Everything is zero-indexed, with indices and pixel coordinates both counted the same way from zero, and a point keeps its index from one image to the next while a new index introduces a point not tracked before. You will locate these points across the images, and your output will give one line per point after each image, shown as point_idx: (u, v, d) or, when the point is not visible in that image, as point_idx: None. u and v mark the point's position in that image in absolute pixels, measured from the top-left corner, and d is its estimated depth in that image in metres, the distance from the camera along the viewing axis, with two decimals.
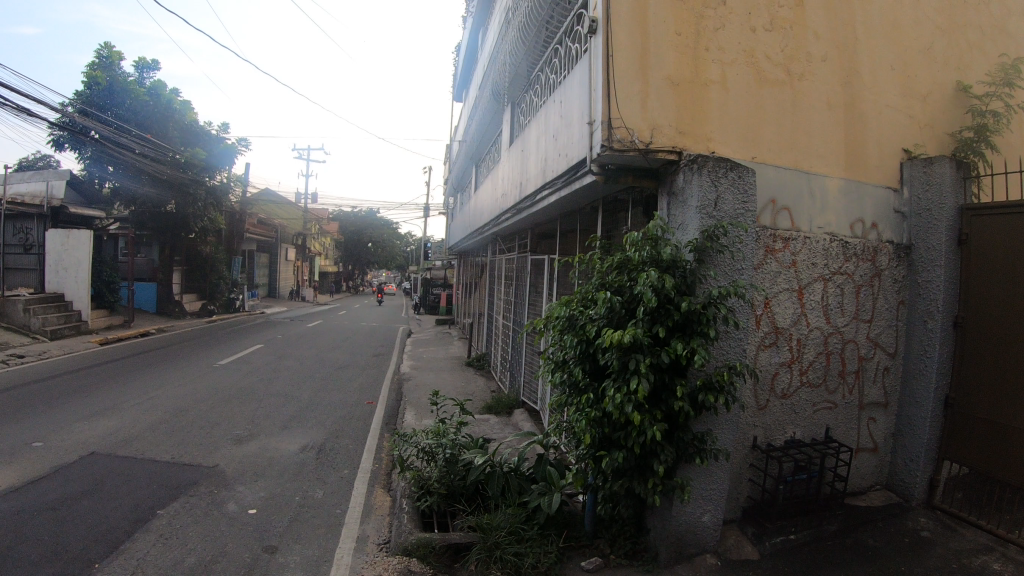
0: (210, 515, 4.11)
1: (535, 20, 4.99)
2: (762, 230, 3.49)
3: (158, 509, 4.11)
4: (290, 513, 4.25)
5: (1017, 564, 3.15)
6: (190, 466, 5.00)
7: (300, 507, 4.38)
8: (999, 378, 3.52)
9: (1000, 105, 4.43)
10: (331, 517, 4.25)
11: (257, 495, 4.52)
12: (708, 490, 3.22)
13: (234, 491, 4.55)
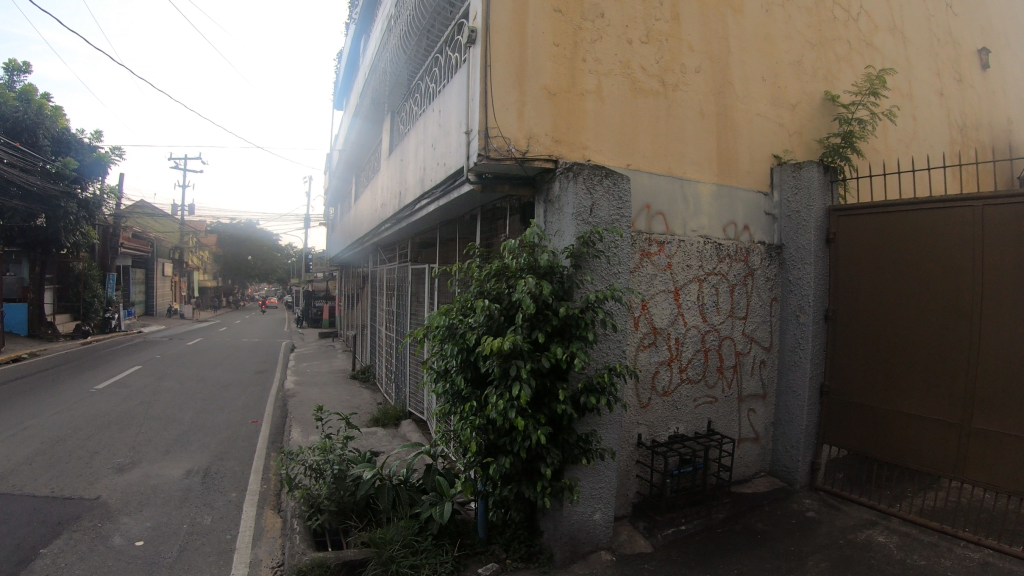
0: (95, 550, 3.77)
1: (414, 28, 4.90)
2: (637, 235, 3.52)
3: (40, 548, 3.73)
4: (180, 542, 3.96)
5: (899, 535, 3.36)
6: (70, 499, 4.59)
7: (190, 535, 4.09)
8: (875, 366, 3.80)
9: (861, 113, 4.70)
10: (222, 543, 3.99)
11: (145, 526, 4.19)
12: (597, 489, 3.22)
13: (120, 524, 4.20)
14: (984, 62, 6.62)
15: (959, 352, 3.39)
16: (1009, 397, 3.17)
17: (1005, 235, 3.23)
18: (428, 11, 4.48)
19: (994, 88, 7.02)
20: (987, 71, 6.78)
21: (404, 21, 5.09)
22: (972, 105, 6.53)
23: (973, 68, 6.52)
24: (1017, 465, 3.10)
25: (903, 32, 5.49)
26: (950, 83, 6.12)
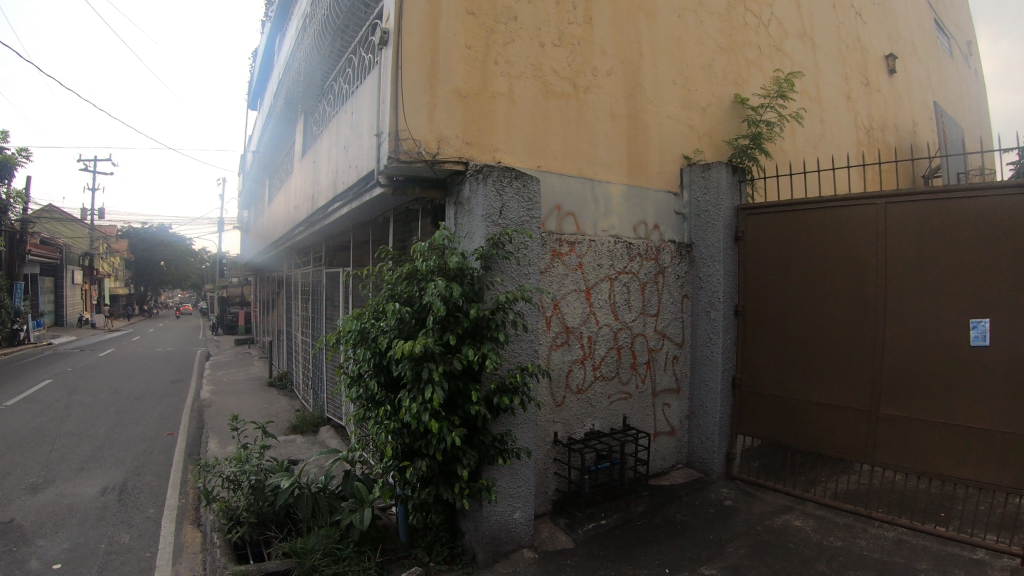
0: None
1: (329, 27, 4.81)
2: (548, 235, 3.56)
3: None
4: (99, 563, 3.79)
5: (813, 519, 3.52)
6: None
7: (108, 555, 3.92)
8: (783, 358, 3.97)
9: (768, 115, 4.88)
10: (142, 562, 3.84)
11: (61, 547, 3.99)
12: (515, 488, 3.25)
13: (34, 546, 3.99)
14: (892, 67, 7.09)
15: (865, 343, 3.59)
16: (914, 383, 3.39)
17: (905, 232, 3.45)
18: (342, 11, 4.42)
19: (900, 92, 7.43)
20: (885, 76, 7.14)
21: (319, 21, 5.00)
22: (879, 108, 6.89)
23: (879, 72, 6.91)
24: (925, 447, 3.33)
25: (812, 37, 5.73)
26: (857, 87, 6.43)
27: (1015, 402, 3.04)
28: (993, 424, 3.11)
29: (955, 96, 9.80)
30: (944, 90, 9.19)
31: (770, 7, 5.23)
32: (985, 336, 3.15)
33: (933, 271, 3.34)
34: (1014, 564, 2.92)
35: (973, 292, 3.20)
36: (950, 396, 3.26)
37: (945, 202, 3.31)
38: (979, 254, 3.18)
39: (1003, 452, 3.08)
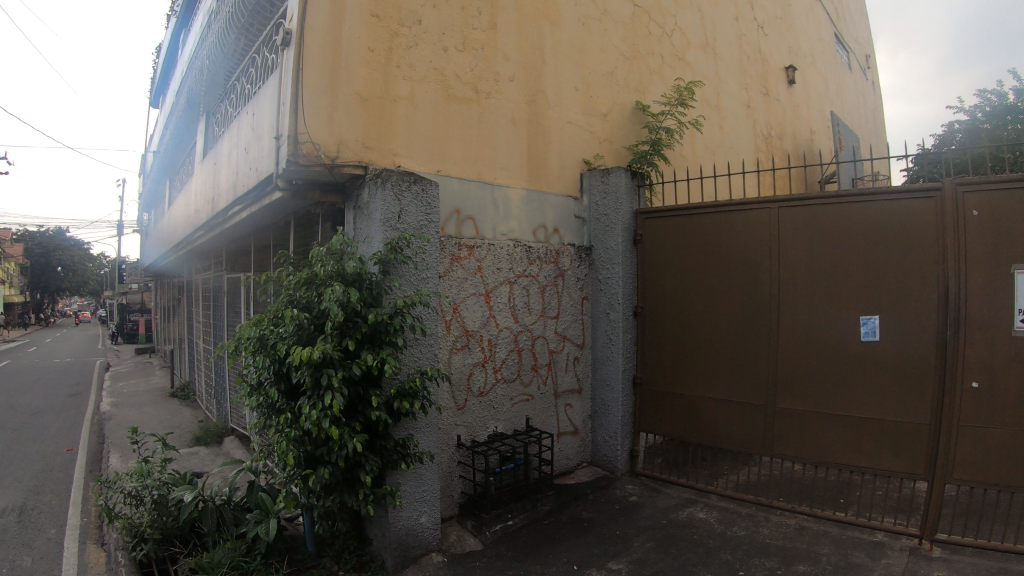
0: None
1: (232, 26, 4.68)
2: (446, 240, 3.55)
3: None
4: None
5: (716, 511, 3.65)
6: None
7: None
8: (681, 356, 4.11)
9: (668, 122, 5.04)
10: None
11: None
12: (419, 492, 3.26)
13: None
14: (791, 78, 7.43)
15: (760, 340, 3.76)
16: (808, 378, 3.58)
17: (797, 234, 3.64)
18: (245, 9, 4.32)
19: (799, 101, 7.79)
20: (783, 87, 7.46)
21: (223, 18, 4.86)
22: (778, 116, 7.20)
23: (779, 83, 7.21)
24: (820, 438, 3.52)
25: (714, 48, 5.94)
26: (757, 96, 6.70)
27: (903, 393, 3.28)
28: (884, 414, 3.33)
29: (850, 106, 10.33)
30: (841, 100, 9.68)
31: (673, 18, 5.40)
32: (874, 332, 3.37)
33: (825, 271, 3.55)
34: (910, 543, 3.19)
35: (863, 291, 3.42)
36: (843, 388, 3.47)
37: (835, 206, 3.52)
38: (867, 255, 3.41)
39: (895, 440, 3.30)
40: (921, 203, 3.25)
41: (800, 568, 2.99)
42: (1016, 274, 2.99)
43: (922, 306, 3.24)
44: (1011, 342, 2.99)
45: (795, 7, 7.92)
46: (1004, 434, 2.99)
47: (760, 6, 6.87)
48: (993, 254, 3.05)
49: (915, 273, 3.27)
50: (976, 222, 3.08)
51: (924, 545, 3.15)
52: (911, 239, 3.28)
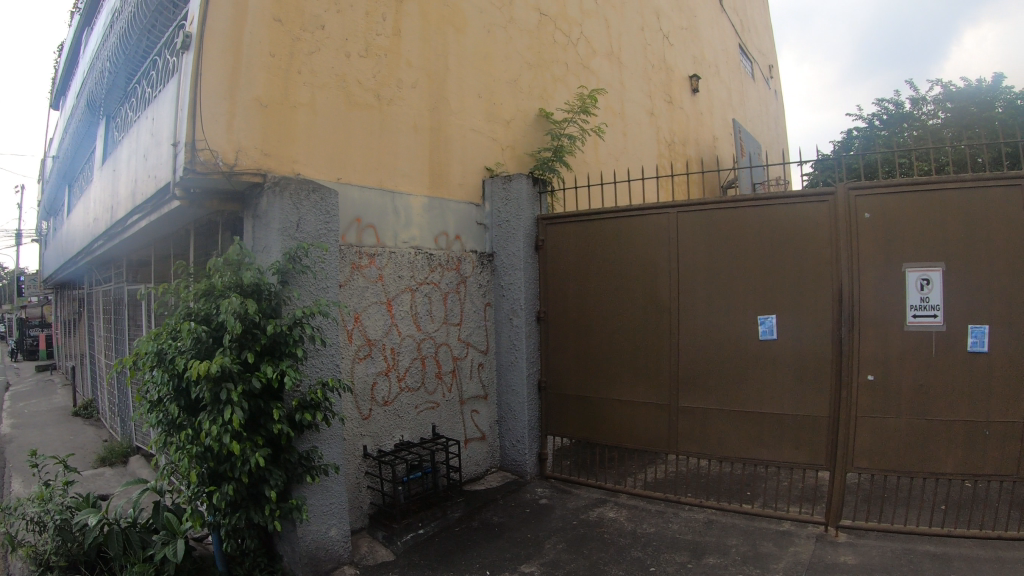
0: None
1: (132, 29, 4.53)
2: (346, 248, 3.49)
3: None
4: None
5: (625, 509, 3.72)
6: None
7: None
8: (584, 359, 4.17)
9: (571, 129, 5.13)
10: None
11: None
12: (327, 505, 3.22)
13: None
14: (694, 86, 7.68)
15: (661, 341, 3.86)
16: (709, 376, 3.70)
17: (694, 238, 3.77)
18: (146, 10, 4.18)
19: (702, 109, 8.06)
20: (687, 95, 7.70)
21: (123, 20, 4.69)
22: (681, 124, 7.42)
23: (682, 91, 7.44)
24: (722, 434, 3.65)
25: (618, 57, 6.09)
26: (660, 104, 6.89)
27: (800, 388, 3.46)
28: (783, 409, 3.49)
29: (753, 114, 10.74)
30: (744, 108, 10.05)
31: (579, 26, 5.52)
32: (772, 330, 3.53)
33: (721, 273, 3.68)
34: (817, 531, 3.37)
35: (759, 291, 3.57)
36: (742, 385, 3.60)
37: (730, 211, 3.66)
38: (762, 256, 3.56)
39: (794, 432, 3.46)
40: (815, 207, 3.43)
41: (709, 561, 3.08)
42: (908, 272, 3.21)
43: (816, 305, 3.42)
44: (902, 336, 3.22)
45: (700, 18, 8.19)
46: (900, 424, 3.24)
47: (665, 16, 7.08)
48: (884, 254, 3.26)
49: (808, 273, 3.44)
50: (868, 223, 3.28)
51: (830, 532, 3.34)
52: (805, 241, 3.45)
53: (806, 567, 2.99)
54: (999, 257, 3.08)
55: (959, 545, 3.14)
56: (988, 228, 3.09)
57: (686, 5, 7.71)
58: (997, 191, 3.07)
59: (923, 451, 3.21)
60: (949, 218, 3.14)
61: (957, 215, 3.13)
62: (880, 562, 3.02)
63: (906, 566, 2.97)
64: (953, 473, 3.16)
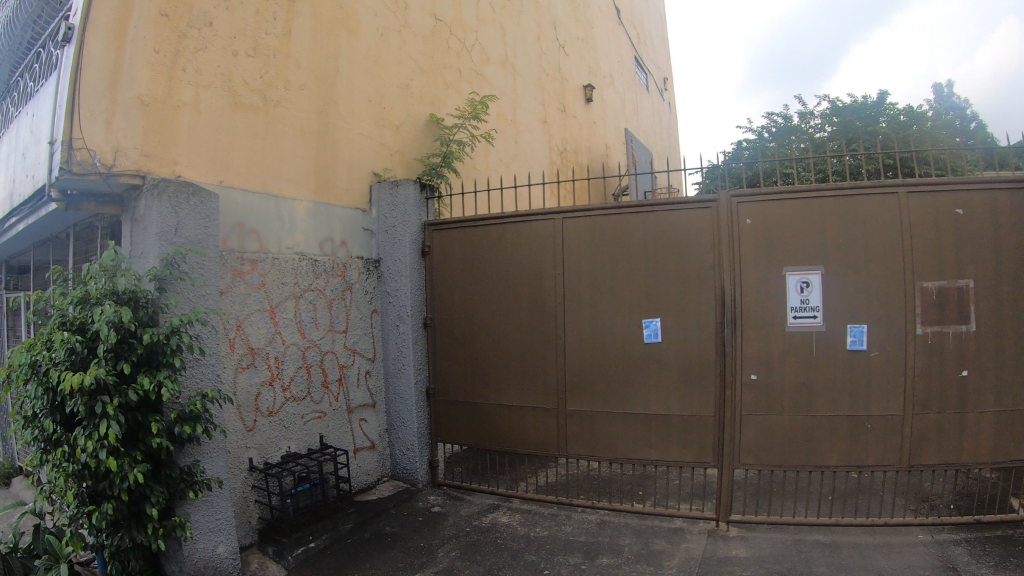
0: None
1: (10, 20, 4.25)
2: (226, 253, 3.37)
3: None
4: None
5: (519, 513, 3.74)
6: None
7: None
8: (472, 365, 4.15)
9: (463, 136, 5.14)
10: None
11: None
12: (213, 522, 3.10)
13: None
14: (587, 96, 7.85)
15: (549, 345, 3.90)
16: (597, 380, 3.76)
17: (580, 243, 3.83)
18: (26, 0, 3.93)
19: (595, 118, 8.24)
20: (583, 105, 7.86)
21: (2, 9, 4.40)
22: (574, 132, 7.55)
23: (575, 100, 7.59)
24: (611, 435, 3.71)
25: (512, 64, 6.16)
26: (553, 112, 6.99)
27: (685, 389, 3.56)
28: (670, 410, 3.58)
29: (648, 124, 11.06)
30: (638, 118, 10.33)
31: (474, 33, 5.60)
32: (657, 333, 3.62)
33: (606, 277, 3.76)
34: (708, 526, 3.46)
35: (643, 295, 3.66)
36: (629, 389, 3.68)
37: (615, 217, 3.74)
38: (647, 260, 3.65)
39: (681, 432, 3.56)
40: (697, 213, 3.55)
41: (602, 562, 3.12)
42: (788, 275, 3.41)
43: (698, 308, 3.55)
44: (784, 337, 3.42)
45: (597, 29, 8.41)
46: (783, 421, 3.41)
47: (561, 27, 7.27)
48: (765, 257, 3.44)
49: (691, 277, 3.57)
50: (749, 229, 3.46)
51: (721, 527, 3.44)
52: (688, 247, 3.57)
53: (698, 563, 3.07)
54: (875, 261, 3.35)
55: (848, 533, 3.34)
56: (866, 234, 3.35)
57: (583, 16, 7.93)
58: (873, 199, 3.34)
59: (805, 446, 3.40)
60: (827, 222, 3.38)
61: (837, 222, 3.37)
62: (770, 553, 3.15)
63: (794, 556, 3.10)
64: (838, 465, 3.38)
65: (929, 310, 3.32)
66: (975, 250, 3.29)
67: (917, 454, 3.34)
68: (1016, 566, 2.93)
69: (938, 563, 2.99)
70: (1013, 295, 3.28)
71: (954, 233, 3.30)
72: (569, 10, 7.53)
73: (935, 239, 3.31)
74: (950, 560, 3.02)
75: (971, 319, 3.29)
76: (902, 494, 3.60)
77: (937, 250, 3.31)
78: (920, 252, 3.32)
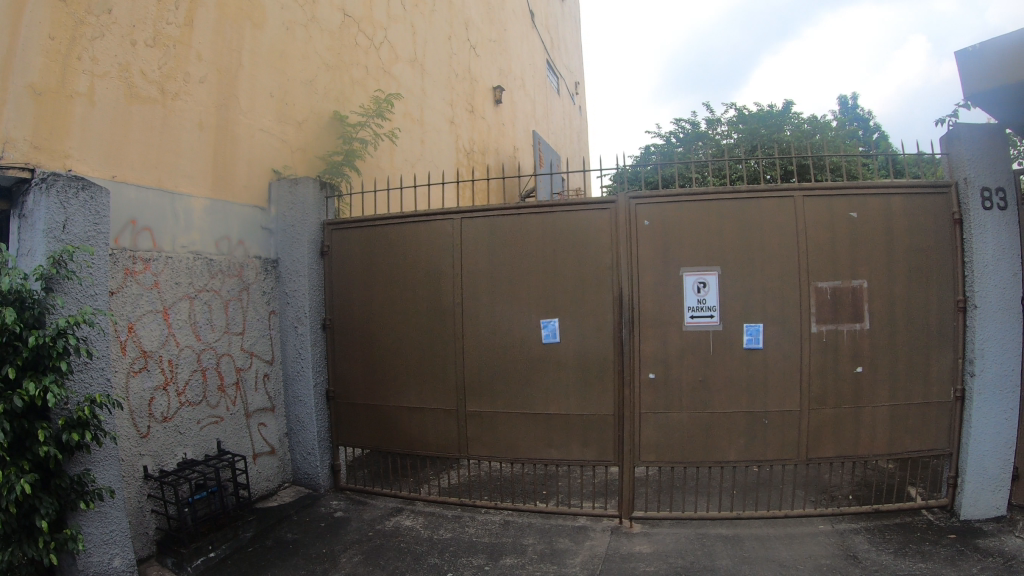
0: None
1: None
2: (118, 252, 3.22)
3: None
4: None
5: (422, 516, 3.71)
6: None
7: None
8: (372, 367, 4.10)
9: (367, 134, 5.08)
10: None
11: None
12: (106, 533, 2.96)
13: None
14: (497, 98, 7.89)
15: (450, 346, 3.88)
16: (498, 380, 3.76)
17: (479, 244, 3.83)
18: None
19: (504, 120, 8.26)
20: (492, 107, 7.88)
21: None
22: (482, 133, 7.55)
23: (484, 102, 7.61)
24: (512, 435, 3.73)
25: (420, 63, 6.14)
26: (461, 112, 6.98)
27: (586, 389, 3.61)
28: (569, 409, 3.63)
29: (557, 127, 11.15)
30: (547, 121, 10.43)
31: (383, 30, 5.56)
32: (555, 333, 3.66)
33: (506, 278, 3.76)
34: (612, 523, 3.51)
35: (542, 296, 3.69)
36: (529, 389, 3.70)
37: (515, 217, 3.75)
38: (547, 261, 3.68)
39: (582, 432, 3.61)
40: (596, 214, 3.60)
41: (506, 562, 3.12)
42: (685, 275, 3.49)
43: (595, 309, 3.60)
44: (681, 336, 3.50)
45: (509, 31, 8.45)
46: (680, 418, 3.50)
47: (473, 28, 7.29)
48: (662, 258, 3.52)
49: (588, 278, 3.61)
50: (647, 230, 3.53)
51: (624, 523, 3.50)
52: (586, 248, 3.62)
53: (601, 560, 3.11)
54: (767, 262, 3.46)
55: (750, 526, 3.44)
56: (761, 237, 3.47)
57: (496, 18, 7.97)
58: (765, 202, 3.47)
59: (702, 442, 3.50)
60: (723, 224, 3.48)
61: (731, 224, 3.48)
62: (673, 548, 3.21)
63: (696, 550, 3.17)
64: (737, 460, 3.48)
65: (824, 309, 3.45)
66: (866, 252, 3.45)
67: (814, 448, 3.47)
68: (915, 551, 3.09)
69: (839, 551, 3.13)
70: (905, 294, 3.45)
71: (848, 235, 3.46)
72: (482, 12, 7.56)
73: (829, 241, 3.45)
74: (852, 547, 3.16)
75: (864, 318, 3.45)
76: (803, 487, 3.72)
77: (832, 252, 3.46)
78: (815, 253, 3.46)
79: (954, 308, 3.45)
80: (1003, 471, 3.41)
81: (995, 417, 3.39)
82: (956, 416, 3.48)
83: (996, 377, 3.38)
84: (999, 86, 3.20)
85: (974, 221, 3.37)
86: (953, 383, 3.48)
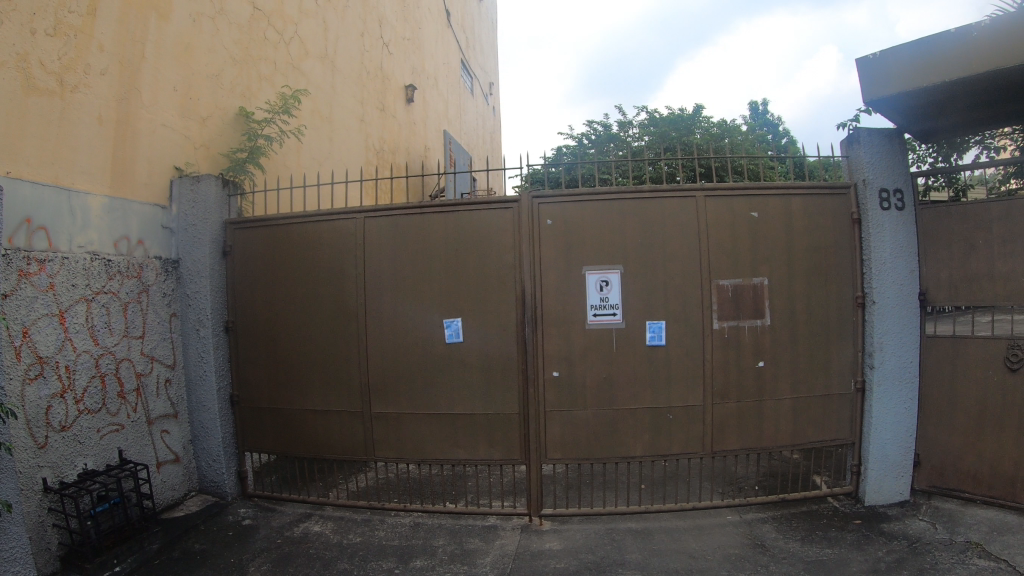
0: None
1: None
2: (11, 253, 3.05)
3: None
4: None
5: (332, 521, 3.65)
6: None
7: None
8: (277, 370, 4.01)
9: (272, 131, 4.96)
10: None
11: None
12: (4, 551, 2.79)
13: None
14: (409, 96, 7.84)
15: (355, 347, 3.83)
16: (404, 382, 3.74)
17: (382, 243, 3.79)
18: None
19: (415, 119, 8.20)
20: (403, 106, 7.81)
21: None
22: (392, 132, 7.47)
23: (396, 101, 7.55)
24: (421, 437, 3.71)
25: (331, 60, 6.04)
26: (371, 111, 6.91)
27: (493, 388, 3.63)
28: (476, 409, 3.64)
29: (470, 125, 11.13)
30: (460, 120, 10.40)
31: (294, 25, 5.45)
32: (458, 333, 3.66)
33: (412, 278, 3.74)
34: (522, 522, 3.54)
35: (448, 296, 3.68)
36: (435, 390, 3.69)
37: (419, 216, 3.74)
38: (452, 260, 3.68)
39: (488, 431, 3.63)
40: (500, 214, 3.62)
41: (416, 564, 3.11)
42: (588, 274, 3.55)
43: (499, 309, 3.62)
44: (585, 334, 3.56)
45: (423, 29, 8.41)
46: (586, 415, 3.56)
47: (387, 25, 7.23)
48: (565, 257, 3.57)
49: (493, 277, 3.63)
50: (550, 229, 3.57)
51: (534, 521, 3.54)
52: (491, 247, 3.63)
53: (511, 558, 3.13)
54: (668, 262, 3.56)
55: (658, 519, 3.52)
56: (663, 236, 3.56)
57: (410, 17, 7.91)
58: (664, 202, 3.56)
59: (610, 439, 3.56)
60: (625, 224, 3.56)
61: (634, 224, 3.56)
62: (583, 544, 3.26)
63: (607, 545, 3.23)
64: (643, 455, 3.56)
65: (726, 306, 3.57)
66: (764, 251, 3.58)
67: (719, 441, 3.58)
68: (822, 538, 3.23)
69: (746, 541, 3.24)
70: (804, 291, 3.60)
71: (748, 234, 3.58)
72: (397, 10, 7.51)
73: (728, 240, 3.57)
74: (759, 537, 3.28)
75: (765, 314, 3.58)
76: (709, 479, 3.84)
77: (733, 251, 3.58)
78: (716, 253, 3.57)
79: (853, 304, 3.62)
80: (904, 457, 3.60)
81: (893, 407, 3.58)
82: (856, 407, 3.65)
83: (892, 370, 3.56)
84: (895, 93, 3.37)
85: (872, 221, 3.55)
86: (853, 375, 3.65)
